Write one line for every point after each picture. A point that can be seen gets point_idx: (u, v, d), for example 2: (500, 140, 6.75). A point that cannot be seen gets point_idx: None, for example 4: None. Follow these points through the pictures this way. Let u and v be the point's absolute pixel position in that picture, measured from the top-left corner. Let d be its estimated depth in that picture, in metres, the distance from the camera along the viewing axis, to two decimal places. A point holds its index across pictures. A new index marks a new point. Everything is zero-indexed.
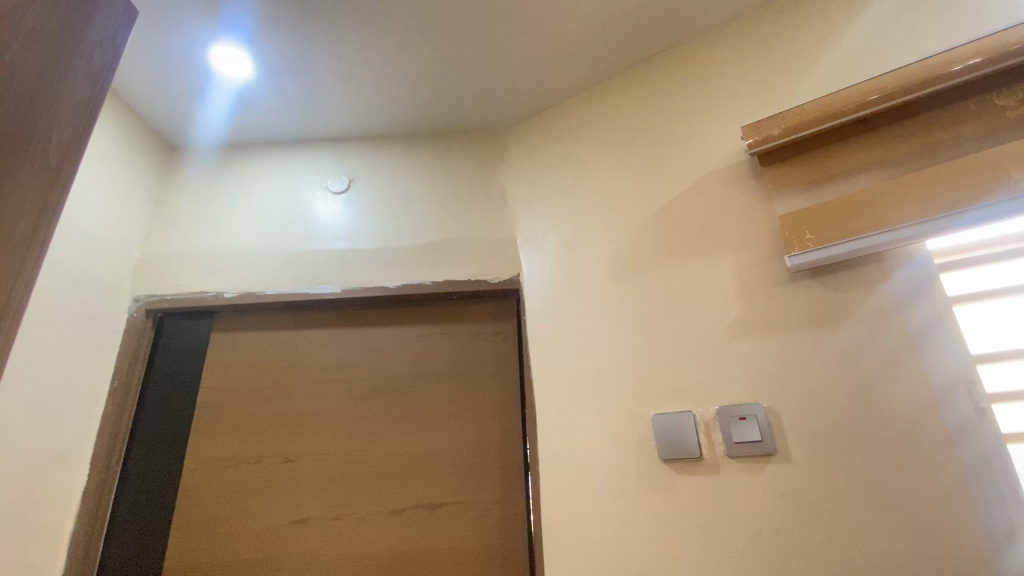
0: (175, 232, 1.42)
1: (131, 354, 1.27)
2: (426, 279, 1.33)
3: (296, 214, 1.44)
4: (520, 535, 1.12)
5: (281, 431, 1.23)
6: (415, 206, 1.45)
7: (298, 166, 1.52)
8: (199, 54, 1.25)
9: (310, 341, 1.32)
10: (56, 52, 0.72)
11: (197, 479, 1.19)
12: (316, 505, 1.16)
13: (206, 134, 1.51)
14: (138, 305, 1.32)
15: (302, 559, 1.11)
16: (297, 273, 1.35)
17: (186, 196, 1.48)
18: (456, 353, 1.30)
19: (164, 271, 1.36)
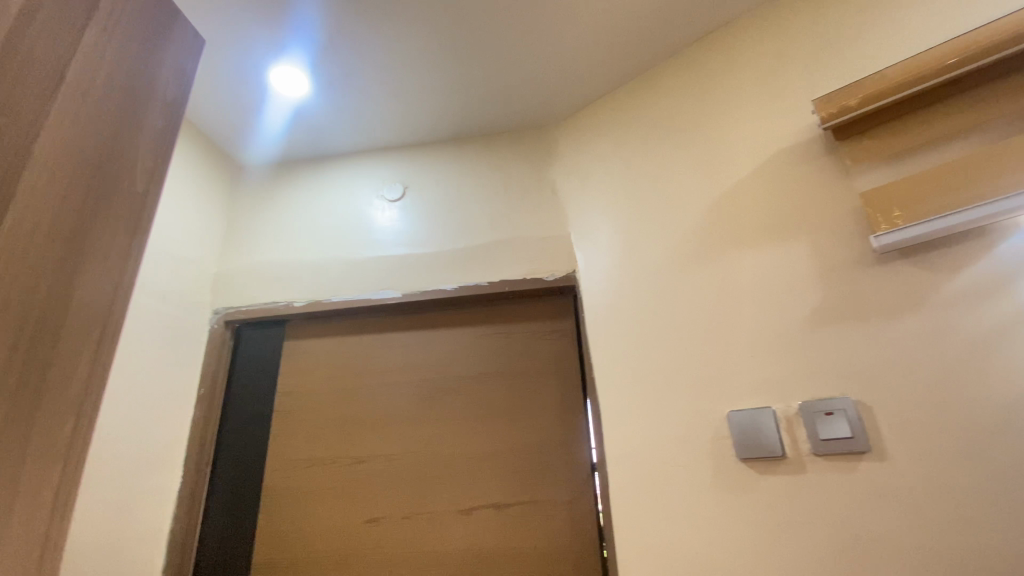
0: (247, 246, 1.51)
1: (214, 364, 1.35)
2: (482, 280, 1.34)
3: (355, 223, 1.49)
4: (590, 535, 1.10)
5: (352, 433, 1.27)
6: (468, 209, 1.46)
7: (354, 177, 1.57)
8: (259, 76, 1.32)
9: (374, 345, 1.36)
10: (137, 84, 0.77)
11: (278, 480, 1.25)
12: (387, 504, 1.19)
13: (269, 152, 1.59)
14: (218, 317, 1.41)
15: (376, 559, 1.14)
16: (358, 280, 1.39)
17: (254, 211, 1.57)
18: (516, 353, 1.29)
19: (239, 284, 1.44)
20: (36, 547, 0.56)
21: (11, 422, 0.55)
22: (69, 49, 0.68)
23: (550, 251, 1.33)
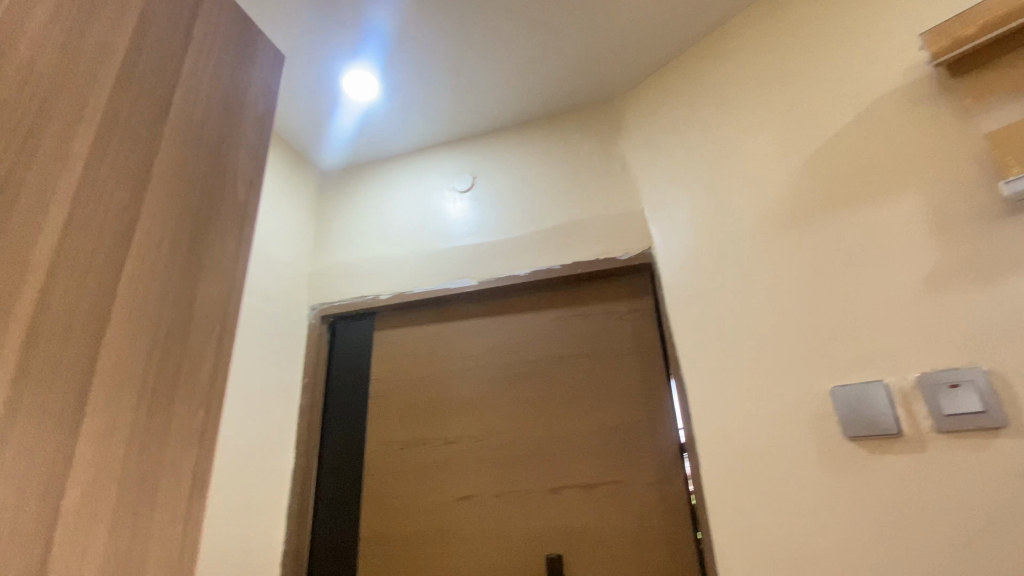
0: (334, 246, 1.61)
1: (314, 356, 1.47)
2: (556, 263, 1.34)
3: (429, 216, 1.54)
4: (682, 516, 1.08)
5: (441, 416, 1.33)
6: (537, 193, 1.45)
7: (425, 171, 1.63)
8: (334, 84, 1.40)
9: (455, 332, 1.40)
10: (233, 103, 0.85)
11: (377, 460, 1.34)
12: (478, 483, 1.23)
13: (346, 155, 1.68)
14: (315, 312, 1.52)
15: (471, 535, 1.19)
16: (437, 271, 1.44)
17: (337, 213, 1.67)
18: (595, 334, 1.28)
19: (330, 281, 1.55)
20: (181, 516, 0.64)
21: (156, 411, 0.64)
22: (176, 75, 0.76)
23: (624, 229, 1.31)
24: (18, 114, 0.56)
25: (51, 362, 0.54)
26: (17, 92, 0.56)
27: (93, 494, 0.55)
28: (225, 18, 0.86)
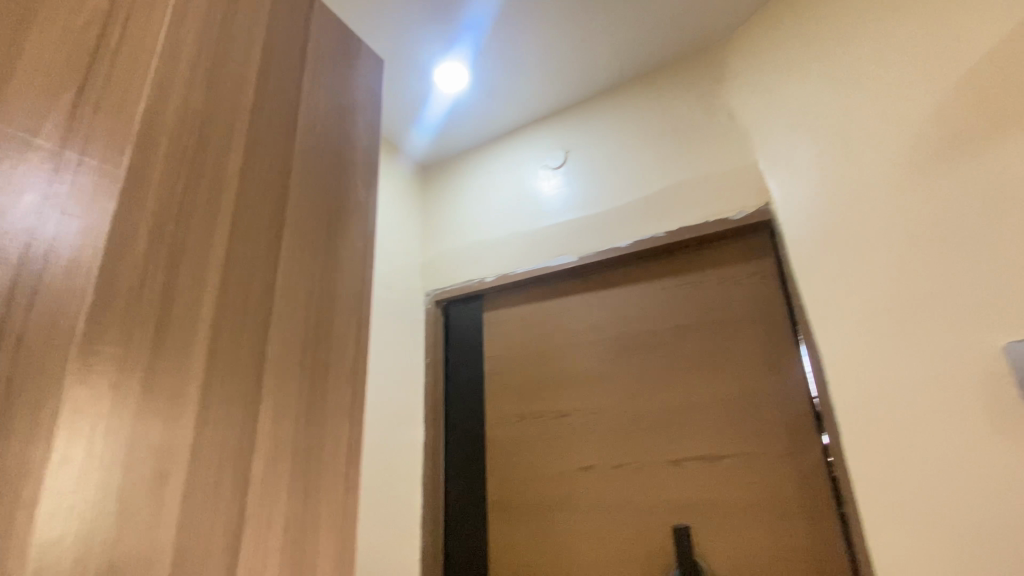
0: (439, 234, 1.70)
1: (433, 339, 1.57)
2: (660, 231, 1.29)
3: (525, 196, 1.56)
4: (822, 489, 1.00)
5: (555, 390, 1.36)
6: (634, 160, 1.40)
7: (516, 153, 1.64)
8: (427, 79, 1.45)
9: (561, 308, 1.42)
10: (345, 111, 0.93)
11: (498, 433, 1.41)
12: (597, 454, 1.25)
13: (440, 148, 1.75)
14: (429, 299, 1.62)
15: (594, 504, 1.22)
16: (538, 250, 1.46)
17: (439, 203, 1.75)
18: (710, 302, 1.23)
19: (439, 268, 1.64)
20: (343, 481, 0.74)
21: (314, 391, 0.73)
22: (299, 92, 0.84)
23: (734, 186, 1.23)
24: (186, 144, 0.64)
25: (232, 353, 0.63)
26: (184, 124, 0.65)
27: (273, 461, 0.65)
28: (330, 31, 0.94)
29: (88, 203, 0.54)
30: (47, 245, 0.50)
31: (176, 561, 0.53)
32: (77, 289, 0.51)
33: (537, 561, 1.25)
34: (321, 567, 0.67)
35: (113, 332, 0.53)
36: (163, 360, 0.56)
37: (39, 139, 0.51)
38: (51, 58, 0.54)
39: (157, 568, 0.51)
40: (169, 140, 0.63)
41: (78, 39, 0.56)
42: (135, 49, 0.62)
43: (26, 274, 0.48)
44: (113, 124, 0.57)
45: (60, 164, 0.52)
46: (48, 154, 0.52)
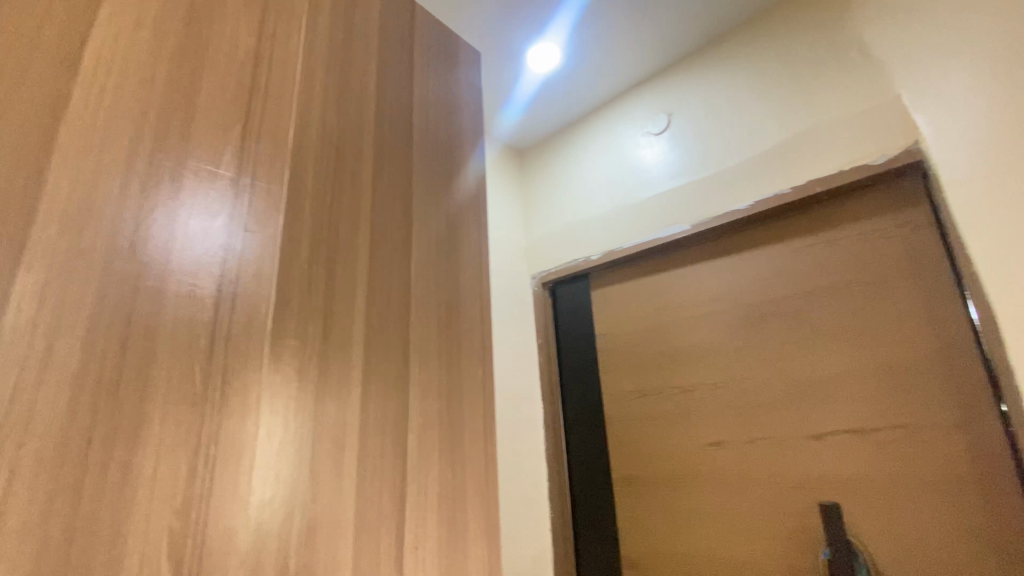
0: (542, 216, 1.72)
1: (544, 320, 1.61)
2: (782, 189, 1.19)
3: (626, 168, 1.52)
4: (1005, 464, 0.88)
5: (675, 365, 1.33)
6: (746, 115, 1.30)
7: (613, 124, 1.60)
8: (521, 62, 1.46)
9: (675, 281, 1.38)
10: (452, 107, 0.97)
11: (618, 409, 1.42)
12: (726, 429, 1.20)
13: (534, 130, 1.76)
14: (536, 281, 1.66)
15: (726, 479, 1.18)
16: (645, 223, 1.42)
17: (538, 186, 1.77)
18: (848, 261, 1.11)
19: (545, 250, 1.66)
20: (482, 452, 0.80)
21: (451, 371, 0.79)
22: (412, 95, 0.90)
23: (872, 128, 1.09)
24: (328, 158, 0.72)
25: (382, 340, 0.71)
26: (323, 140, 0.73)
27: (424, 434, 0.72)
28: (433, 31, 0.98)
29: (262, 218, 0.63)
30: (238, 258, 0.59)
31: (358, 520, 0.61)
32: (263, 293, 0.60)
33: (668, 535, 1.25)
34: (472, 529, 0.74)
35: (291, 327, 0.62)
36: (330, 349, 0.65)
37: (221, 169, 0.61)
38: (221, 99, 0.63)
39: (344, 525, 0.60)
40: (315, 157, 0.71)
41: (239, 79, 0.65)
42: (280, 79, 0.70)
43: (226, 284, 0.57)
44: (272, 149, 0.66)
45: (238, 188, 0.62)
46: (229, 181, 0.61)
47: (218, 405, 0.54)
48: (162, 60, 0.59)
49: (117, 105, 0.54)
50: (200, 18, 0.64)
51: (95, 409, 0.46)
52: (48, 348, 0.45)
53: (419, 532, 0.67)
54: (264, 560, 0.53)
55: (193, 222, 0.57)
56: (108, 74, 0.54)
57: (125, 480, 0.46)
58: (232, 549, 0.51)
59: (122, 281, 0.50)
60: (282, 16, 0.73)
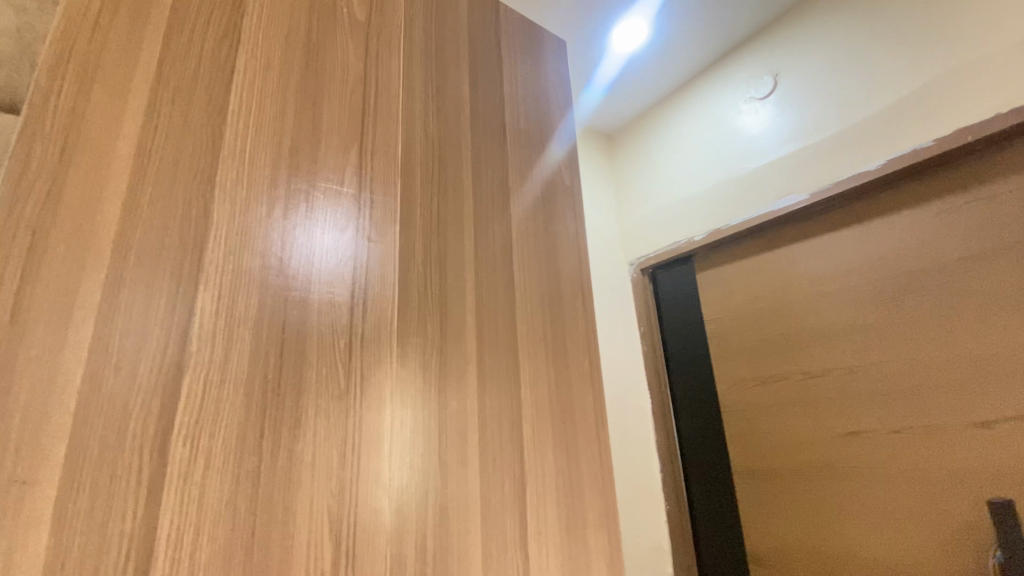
0: (637, 200, 1.67)
1: (646, 307, 1.57)
2: (919, 143, 1.04)
3: (728, 139, 1.42)
4: None
5: (797, 349, 1.23)
6: (869, 64, 1.16)
7: (708, 94, 1.51)
8: (608, 44, 1.42)
9: (793, 259, 1.27)
10: (542, 101, 0.98)
11: (735, 398, 1.34)
12: (864, 417, 1.09)
13: (622, 112, 1.71)
14: (635, 268, 1.62)
15: (868, 474, 1.07)
16: (753, 197, 1.32)
17: (630, 169, 1.72)
18: (1012, 219, 0.95)
19: (642, 235, 1.62)
20: (595, 442, 0.80)
21: (559, 362, 0.81)
22: (503, 95, 0.92)
23: None
24: (432, 167, 0.77)
25: (492, 335, 0.74)
26: (427, 150, 0.77)
27: (538, 425, 0.74)
28: (518, 28, 1.00)
29: (381, 228, 0.69)
30: (365, 266, 0.65)
31: (483, 505, 0.65)
32: (387, 297, 0.66)
33: (800, 531, 1.17)
34: (590, 518, 0.75)
35: (413, 326, 0.67)
36: (447, 345, 0.69)
37: (344, 187, 0.67)
38: (338, 123, 0.69)
39: (472, 509, 0.64)
40: (421, 167, 0.75)
41: (352, 103, 0.71)
42: (386, 98, 0.75)
43: (357, 290, 0.64)
44: (384, 164, 0.72)
45: (359, 203, 0.68)
46: (352, 197, 0.67)
47: (358, 400, 0.60)
48: (289, 95, 0.66)
49: (258, 140, 0.62)
50: (315, 52, 0.70)
51: (263, 405, 0.53)
52: (225, 354, 0.53)
53: (540, 519, 0.70)
54: (405, 539, 0.58)
55: (326, 238, 0.63)
56: (250, 114, 0.62)
57: (291, 465, 0.53)
58: (379, 528, 0.57)
59: (275, 292, 0.58)
60: (383, 38, 0.78)
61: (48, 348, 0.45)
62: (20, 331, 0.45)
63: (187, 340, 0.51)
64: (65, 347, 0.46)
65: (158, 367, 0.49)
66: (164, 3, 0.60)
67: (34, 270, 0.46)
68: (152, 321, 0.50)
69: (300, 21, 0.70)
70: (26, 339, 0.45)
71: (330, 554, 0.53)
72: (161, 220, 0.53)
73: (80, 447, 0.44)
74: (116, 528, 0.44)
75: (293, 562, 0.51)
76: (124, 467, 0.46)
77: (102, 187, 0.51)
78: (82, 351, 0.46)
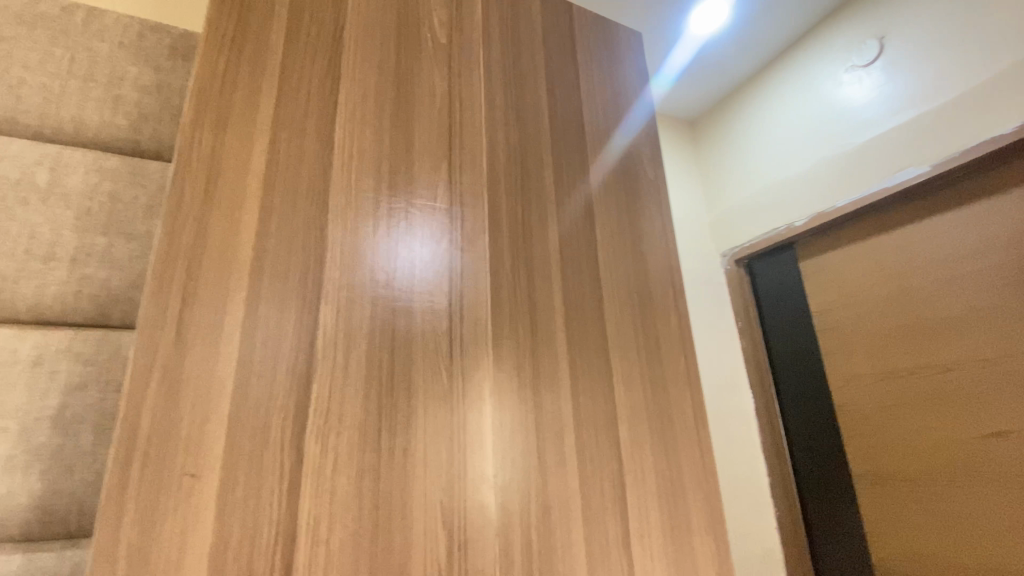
0: (727, 188, 1.59)
1: (742, 301, 1.49)
2: None
3: (828, 115, 1.31)
4: None
5: (925, 339, 1.10)
6: (999, 10, 1.01)
7: (801, 68, 1.40)
8: (686, 29, 1.37)
9: (914, 239, 1.14)
10: (621, 98, 0.97)
11: (852, 395, 1.23)
12: (1015, 416, 0.95)
13: (705, 97, 1.64)
14: (728, 259, 1.54)
15: (1014, 478, 0.94)
16: (861, 174, 1.21)
17: (717, 156, 1.64)
18: None
19: (734, 225, 1.53)
20: (696, 444, 0.78)
21: (652, 362, 0.79)
22: (581, 96, 0.92)
23: None
24: (516, 175, 0.79)
25: (583, 336, 0.75)
26: (510, 159, 0.80)
27: (634, 426, 0.74)
28: (593, 27, 0.99)
29: (472, 238, 0.72)
30: (459, 274, 0.69)
31: (584, 505, 0.66)
32: (481, 303, 0.69)
33: (938, 542, 1.04)
34: (695, 521, 0.73)
35: (506, 330, 0.69)
36: (539, 347, 0.71)
37: (438, 202, 0.71)
38: (428, 142, 0.74)
39: (574, 510, 0.65)
40: (506, 177, 0.78)
41: (440, 122, 0.76)
42: (470, 113, 0.79)
43: (454, 298, 0.67)
44: (471, 177, 0.75)
45: (451, 215, 0.72)
46: (444, 210, 0.72)
47: (461, 402, 0.63)
48: (385, 122, 0.72)
49: (360, 164, 0.68)
50: (404, 77, 0.75)
51: (379, 408, 0.59)
52: (346, 361, 0.58)
53: (642, 521, 0.69)
54: (511, 535, 0.61)
55: (424, 250, 0.68)
56: (353, 142, 0.68)
57: (406, 464, 0.58)
58: (486, 523, 0.60)
59: (382, 304, 0.63)
60: (464, 56, 0.82)
61: (206, 359, 0.53)
62: (184, 347, 0.53)
63: (313, 349, 0.57)
64: (218, 358, 0.53)
65: (291, 374, 0.56)
66: (277, 51, 0.68)
67: (192, 294, 0.55)
68: (285, 334, 0.57)
69: (390, 50, 0.75)
70: (190, 352, 0.53)
71: (444, 546, 0.57)
72: (286, 244, 0.60)
73: (234, 444, 0.52)
74: (267, 515, 0.51)
75: (412, 551, 0.55)
76: (270, 462, 0.52)
77: (238, 220, 0.59)
78: (231, 361, 0.54)
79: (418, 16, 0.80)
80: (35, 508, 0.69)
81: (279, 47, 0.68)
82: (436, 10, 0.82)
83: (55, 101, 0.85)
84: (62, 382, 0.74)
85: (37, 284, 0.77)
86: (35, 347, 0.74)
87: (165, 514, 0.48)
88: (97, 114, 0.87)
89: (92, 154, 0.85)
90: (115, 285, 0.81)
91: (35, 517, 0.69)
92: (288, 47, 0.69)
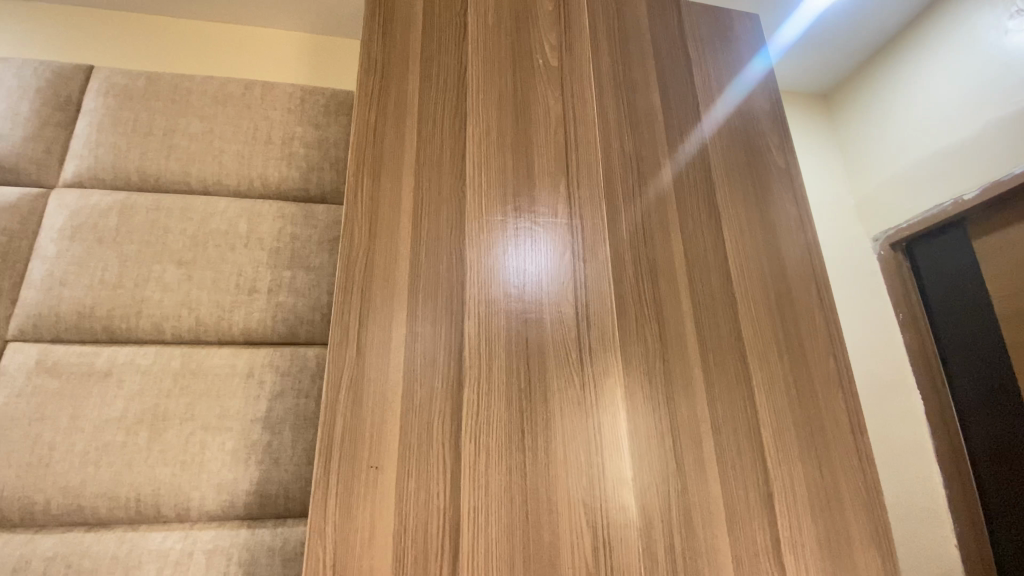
0: (875, 163, 1.41)
1: (902, 290, 1.32)
2: None
3: (997, 66, 1.12)
4: None
5: None
6: None
7: (956, 16, 1.21)
8: None
9: None
10: (739, 86, 0.93)
11: None
12: None
13: (840, 66, 1.48)
14: (882, 244, 1.37)
15: None
16: None
17: (858, 129, 1.47)
18: None
19: (888, 204, 1.36)
20: (854, 451, 0.72)
21: (796, 365, 0.75)
22: (696, 93, 0.90)
23: None
24: (633, 182, 0.81)
25: (715, 339, 0.74)
26: (626, 167, 0.82)
27: (779, 432, 0.71)
28: (705, 19, 0.97)
29: (594, 248, 0.75)
30: (583, 283, 0.73)
31: (727, 510, 0.65)
32: (607, 311, 0.72)
33: None
34: (858, 535, 0.68)
35: (633, 336, 0.71)
36: (669, 352, 0.72)
37: (559, 218, 0.76)
38: (547, 162, 0.79)
39: (717, 515, 0.65)
40: (622, 185, 0.80)
41: (556, 142, 0.81)
42: (584, 129, 0.83)
43: (581, 307, 0.71)
44: (590, 189, 0.79)
45: (573, 229, 0.76)
46: (566, 225, 0.76)
47: (596, 406, 0.67)
48: (508, 148, 0.78)
49: (488, 191, 0.75)
50: (521, 104, 0.81)
51: (521, 412, 0.64)
52: (490, 369, 0.66)
53: (794, 531, 0.66)
54: (653, 535, 0.63)
55: (551, 264, 0.73)
56: (483, 172, 0.76)
57: (547, 463, 0.63)
58: (627, 523, 0.62)
59: (516, 315, 0.69)
60: (575, 74, 0.86)
61: (379, 369, 0.63)
62: (362, 360, 0.63)
63: (462, 359, 0.65)
64: (388, 368, 0.63)
65: (447, 381, 0.64)
66: (414, 98, 0.78)
67: (365, 315, 0.66)
68: (439, 347, 0.65)
69: (507, 81, 0.82)
70: (368, 363, 0.63)
71: (589, 542, 0.61)
72: (434, 268, 0.69)
73: (406, 442, 0.61)
74: (435, 504, 0.59)
75: (560, 546, 0.60)
76: (435, 458, 0.61)
77: (394, 250, 0.69)
78: (399, 371, 0.64)
79: (530, 45, 0.86)
80: (256, 492, 0.87)
81: (416, 95, 0.78)
82: (546, 36, 0.87)
83: (247, 164, 1.06)
84: (267, 390, 0.92)
85: (245, 311, 0.96)
86: (247, 362, 0.93)
87: (358, 497, 0.58)
88: (278, 171, 1.07)
89: (275, 203, 1.05)
90: (300, 309, 0.98)
91: (255, 500, 0.87)
92: (423, 94, 0.79)
